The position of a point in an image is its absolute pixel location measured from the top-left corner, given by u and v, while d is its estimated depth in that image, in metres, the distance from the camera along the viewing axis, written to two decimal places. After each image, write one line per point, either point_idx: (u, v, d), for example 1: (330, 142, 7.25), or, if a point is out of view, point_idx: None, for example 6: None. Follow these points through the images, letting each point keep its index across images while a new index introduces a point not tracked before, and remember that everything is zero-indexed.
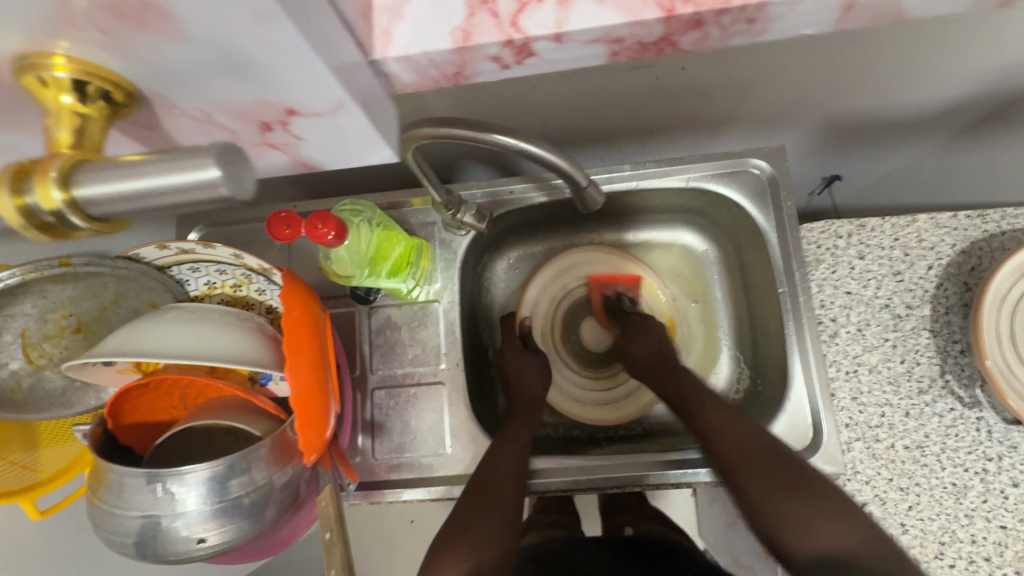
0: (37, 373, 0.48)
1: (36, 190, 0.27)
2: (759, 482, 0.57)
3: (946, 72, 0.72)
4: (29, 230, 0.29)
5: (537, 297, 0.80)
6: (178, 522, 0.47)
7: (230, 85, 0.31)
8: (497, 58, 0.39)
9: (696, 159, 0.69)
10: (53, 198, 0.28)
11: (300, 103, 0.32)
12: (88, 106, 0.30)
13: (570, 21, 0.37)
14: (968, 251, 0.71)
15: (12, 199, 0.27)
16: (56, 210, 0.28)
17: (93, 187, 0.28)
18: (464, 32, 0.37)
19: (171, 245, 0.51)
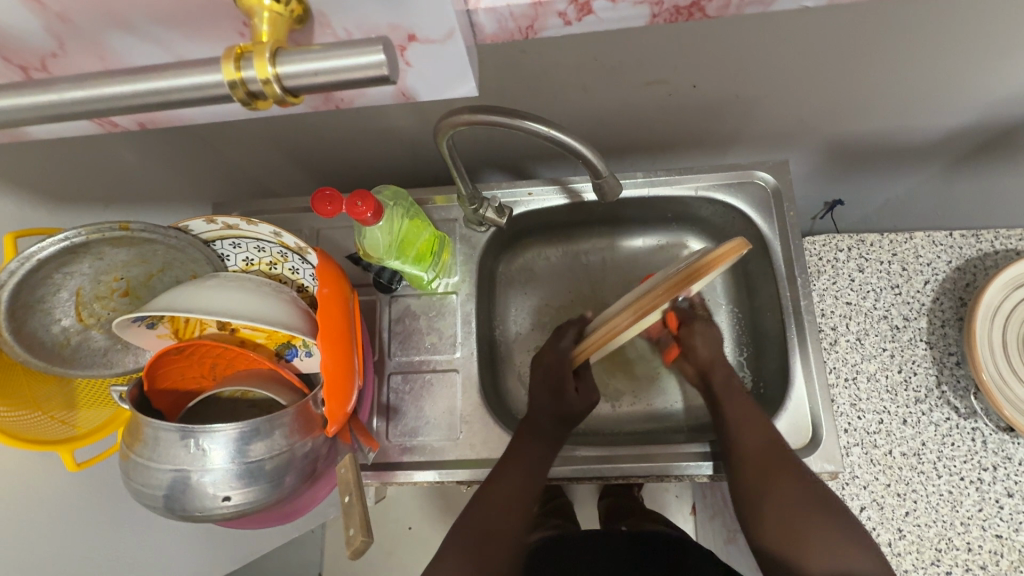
0: (84, 331, 0.51)
1: (254, 63, 0.28)
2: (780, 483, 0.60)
3: (940, 100, 0.77)
4: (239, 100, 0.29)
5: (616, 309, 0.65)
6: (206, 478, 0.50)
7: (370, 4, 0.32)
8: (562, 14, 0.39)
9: (704, 169, 0.74)
10: (268, 70, 0.28)
11: (418, 27, 0.33)
12: (282, 6, 0.31)
13: None
14: (963, 268, 0.75)
15: (235, 70, 0.28)
16: (267, 82, 0.29)
17: (301, 62, 0.28)
18: None
19: (218, 220, 0.56)
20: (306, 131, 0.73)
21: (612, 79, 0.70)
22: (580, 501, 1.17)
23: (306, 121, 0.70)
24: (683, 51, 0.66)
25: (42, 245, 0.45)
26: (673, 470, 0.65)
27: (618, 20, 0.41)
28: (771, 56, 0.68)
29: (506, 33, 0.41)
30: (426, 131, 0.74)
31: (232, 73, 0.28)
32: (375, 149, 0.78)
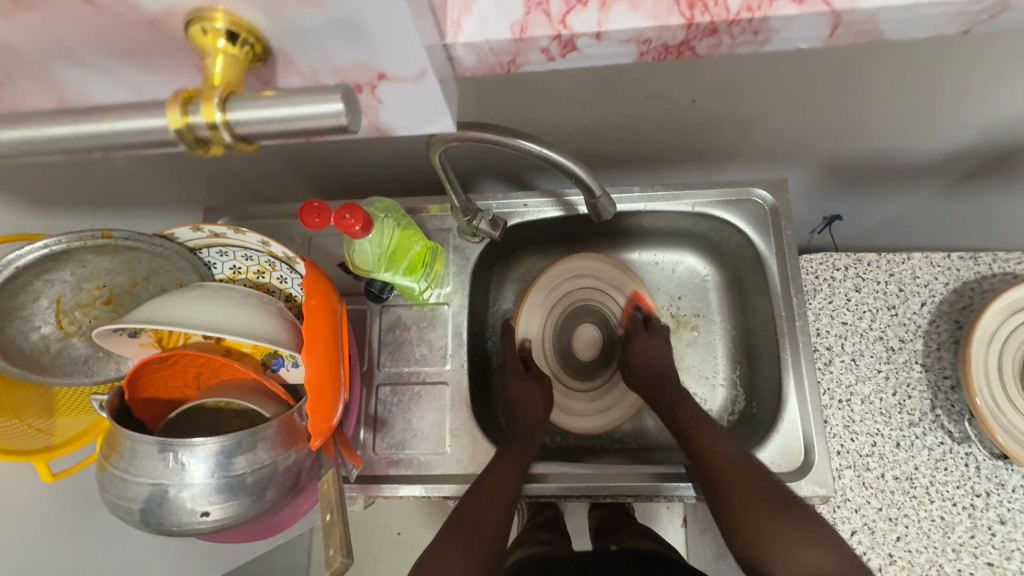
0: (64, 339, 0.50)
1: (202, 107, 0.27)
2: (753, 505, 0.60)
3: (941, 122, 0.77)
4: (185, 145, 0.29)
5: (529, 321, 0.79)
6: (184, 493, 0.49)
7: (338, 46, 0.32)
8: (546, 51, 0.39)
9: (702, 185, 0.73)
10: (215, 115, 0.27)
11: (391, 67, 0.33)
12: (238, 49, 0.31)
13: (610, 21, 0.37)
14: (960, 290, 0.74)
15: (181, 116, 0.27)
16: (214, 125, 0.28)
17: (249, 108, 0.28)
18: (521, 26, 0.38)
19: (205, 228, 0.54)
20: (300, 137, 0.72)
21: (610, 93, 0.69)
22: (569, 512, 1.16)
23: None
24: (684, 66, 0.65)
25: (20, 253, 0.44)
26: (661, 490, 0.64)
27: (608, 56, 0.41)
28: (770, 74, 0.67)
29: (487, 68, 0.40)
30: (422, 140, 0.73)
31: (180, 120, 0.28)
32: (371, 155, 0.77)
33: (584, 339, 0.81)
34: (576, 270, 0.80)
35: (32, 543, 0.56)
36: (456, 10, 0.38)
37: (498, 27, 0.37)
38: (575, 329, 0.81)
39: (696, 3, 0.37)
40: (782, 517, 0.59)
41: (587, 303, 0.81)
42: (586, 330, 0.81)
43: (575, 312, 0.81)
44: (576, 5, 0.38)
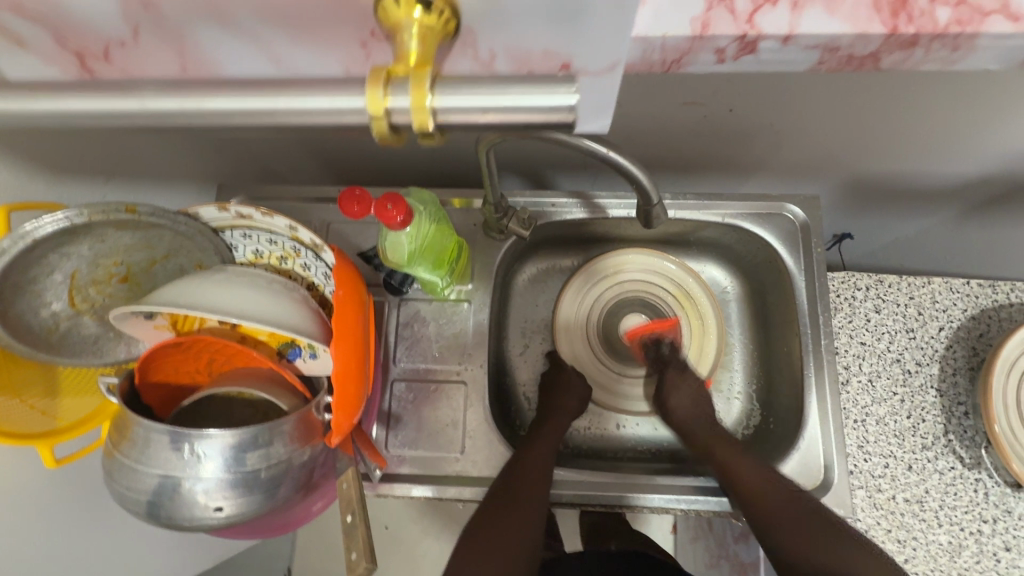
0: (75, 318, 0.47)
1: (409, 93, 0.26)
2: (803, 540, 0.58)
3: (971, 151, 0.77)
4: (376, 132, 0.27)
5: (567, 327, 0.79)
6: (198, 486, 0.46)
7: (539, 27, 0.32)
8: (721, 51, 0.39)
9: (735, 197, 0.72)
10: (424, 109, 0.26)
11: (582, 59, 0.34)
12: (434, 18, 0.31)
13: (802, 24, 0.37)
14: (978, 317, 0.74)
15: (382, 97, 0.26)
16: (421, 123, 0.27)
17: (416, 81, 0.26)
18: (702, 22, 0.37)
19: (231, 208, 0.52)
20: None
21: (651, 96, 0.68)
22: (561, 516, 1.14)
23: None
24: (727, 75, 0.64)
25: (38, 224, 0.42)
26: (652, 501, 0.63)
27: (781, 61, 0.40)
28: (813, 90, 0.66)
29: (646, 64, 0.40)
30: (451, 132, 0.71)
31: (378, 104, 0.26)
32: (395, 144, 0.75)
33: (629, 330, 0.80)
34: (611, 270, 0.79)
35: (18, 531, 0.52)
36: None
37: (676, 23, 0.36)
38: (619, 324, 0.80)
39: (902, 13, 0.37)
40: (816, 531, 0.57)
41: (619, 298, 0.80)
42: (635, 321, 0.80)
43: (612, 312, 0.80)
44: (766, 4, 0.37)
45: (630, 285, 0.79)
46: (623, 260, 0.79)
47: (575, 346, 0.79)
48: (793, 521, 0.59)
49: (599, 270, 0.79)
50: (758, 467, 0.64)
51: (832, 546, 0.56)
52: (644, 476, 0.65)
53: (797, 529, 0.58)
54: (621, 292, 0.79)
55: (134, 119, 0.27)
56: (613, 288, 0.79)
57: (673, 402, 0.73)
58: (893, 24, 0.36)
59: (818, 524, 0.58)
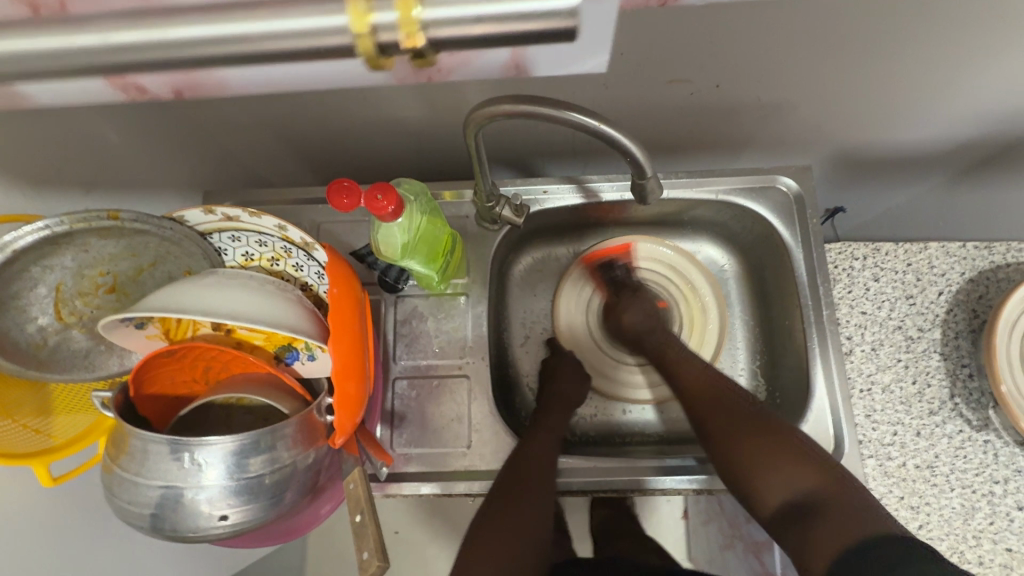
0: (64, 331, 0.46)
1: (395, 4, 0.23)
2: (744, 451, 0.60)
3: (959, 112, 0.77)
4: (363, 53, 0.24)
5: (568, 309, 0.79)
6: (200, 496, 0.45)
7: None
8: None
9: (726, 172, 0.72)
10: (411, 24, 0.23)
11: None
12: None
13: None
14: (976, 280, 0.74)
15: (364, 11, 0.23)
16: (414, 46, 0.24)
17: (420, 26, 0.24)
18: None
19: (217, 211, 0.51)
20: (308, 118, 0.68)
21: (635, 74, 0.67)
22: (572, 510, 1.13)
23: (309, 106, 0.65)
24: (712, 49, 0.63)
25: (18, 235, 0.41)
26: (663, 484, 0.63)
27: None
28: (798, 60, 0.66)
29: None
30: (437, 124, 0.70)
31: (360, 20, 0.23)
32: (381, 140, 0.74)
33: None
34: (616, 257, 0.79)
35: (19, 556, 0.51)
36: None
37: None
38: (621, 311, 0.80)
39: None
40: (745, 428, 0.62)
41: (621, 285, 0.79)
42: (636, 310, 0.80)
43: (613, 299, 0.79)
44: None
45: (633, 273, 0.79)
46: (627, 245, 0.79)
47: (576, 330, 0.79)
48: (735, 427, 0.62)
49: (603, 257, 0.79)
50: (697, 369, 0.69)
51: (768, 452, 0.59)
52: (651, 458, 0.64)
53: (732, 435, 0.62)
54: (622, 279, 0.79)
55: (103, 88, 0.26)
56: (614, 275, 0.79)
57: (627, 316, 0.74)
58: None
59: (758, 427, 0.61)
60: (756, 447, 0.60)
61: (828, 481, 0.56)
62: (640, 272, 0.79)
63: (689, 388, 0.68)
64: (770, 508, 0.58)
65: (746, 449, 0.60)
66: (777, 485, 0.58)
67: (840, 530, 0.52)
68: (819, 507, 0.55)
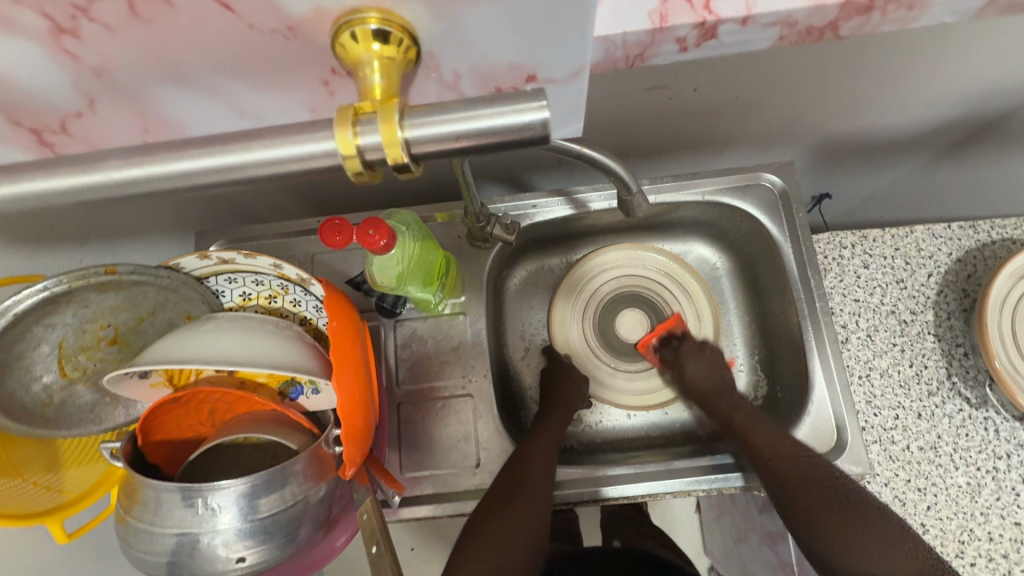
0: (69, 387, 0.46)
1: (379, 128, 0.26)
2: (831, 524, 0.64)
3: (934, 96, 0.78)
4: (352, 170, 0.27)
5: (564, 319, 0.79)
6: (216, 540, 0.45)
7: (497, 50, 0.33)
8: (681, 40, 0.39)
9: (710, 174, 0.73)
10: (396, 140, 0.26)
11: (545, 70, 0.36)
12: (393, 49, 0.31)
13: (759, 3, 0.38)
14: (964, 259, 0.75)
15: (352, 138, 0.26)
16: (397, 154, 0.27)
17: (431, 125, 0.26)
18: (660, 14, 0.38)
19: (212, 255, 0.52)
20: None
21: (616, 86, 0.68)
22: None
23: None
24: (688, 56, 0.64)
25: (18, 298, 0.41)
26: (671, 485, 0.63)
27: (743, 42, 0.41)
28: (773, 61, 0.67)
29: (611, 61, 0.41)
30: None
31: (349, 144, 0.26)
32: None
33: (626, 326, 0.80)
34: (608, 263, 0.79)
35: None
36: None
37: (635, 17, 0.38)
38: (617, 317, 0.80)
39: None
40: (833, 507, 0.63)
41: (617, 293, 0.80)
42: (631, 315, 0.80)
43: (608, 306, 0.80)
44: None
45: (626, 279, 0.80)
46: (617, 251, 0.79)
47: (574, 339, 0.79)
48: (819, 503, 0.64)
49: (596, 264, 0.79)
50: (777, 435, 0.68)
51: (851, 539, 0.62)
52: (659, 463, 0.65)
53: (814, 513, 0.64)
54: (619, 287, 0.80)
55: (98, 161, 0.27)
56: (611, 284, 0.80)
57: (691, 373, 0.77)
58: None
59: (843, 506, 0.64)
60: (834, 516, 0.63)
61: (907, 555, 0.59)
62: (633, 278, 0.80)
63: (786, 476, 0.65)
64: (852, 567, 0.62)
65: (830, 522, 0.64)
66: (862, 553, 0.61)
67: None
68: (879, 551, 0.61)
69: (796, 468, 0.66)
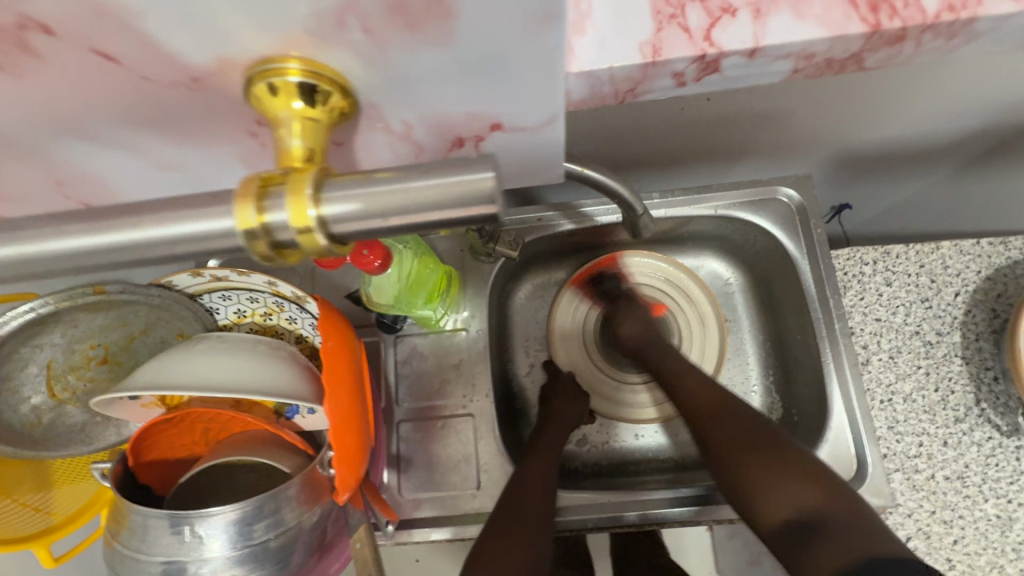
0: (58, 408, 0.46)
1: (287, 206, 0.25)
2: (754, 473, 0.55)
3: (960, 106, 0.75)
4: (258, 251, 0.26)
5: (564, 332, 0.77)
6: (205, 568, 0.44)
7: (466, 96, 0.33)
8: (678, 75, 0.37)
9: (723, 187, 0.70)
10: (307, 216, 0.25)
11: (511, 118, 0.35)
12: (315, 110, 0.31)
13: (767, 35, 0.35)
14: (994, 277, 0.72)
15: (255, 216, 0.25)
16: (304, 229, 0.25)
17: (349, 201, 0.25)
18: (654, 46, 0.36)
19: (205, 272, 0.49)
20: None
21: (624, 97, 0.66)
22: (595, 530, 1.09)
23: None
24: None
25: (3, 320, 0.41)
26: (682, 513, 0.61)
27: (753, 75, 0.39)
28: None
29: (601, 97, 0.39)
30: None
31: (251, 222, 0.25)
32: None
33: (629, 337, 0.78)
34: (609, 272, 0.77)
35: None
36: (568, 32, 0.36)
37: (627, 51, 0.36)
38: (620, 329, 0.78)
39: (877, 6, 0.35)
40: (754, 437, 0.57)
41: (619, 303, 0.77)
42: None
43: (611, 318, 0.78)
44: (722, 19, 0.36)
45: (629, 289, 0.77)
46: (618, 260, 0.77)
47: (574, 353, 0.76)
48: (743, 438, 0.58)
49: (597, 273, 0.77)
50: (706, 382, 0.65)
51: (760, 469, 0.55)
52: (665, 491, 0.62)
53: (739, 452, 0.57)
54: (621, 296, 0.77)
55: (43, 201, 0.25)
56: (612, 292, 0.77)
57: (625, 328, 0.73)
58: (872, 22, 0.35)
59: (765, 444, 0.57)
60: (749, 458, 0.56)
61: (826, 492, 0.51)
62: (636, 287, 0.77)
63: (724, 437, 0.59)
64: (777, 519, 0.52)
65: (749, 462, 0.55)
66: (774, 505, 0.53)
67: (845, 549, 0.47)
68: (824, 524, 0.49)
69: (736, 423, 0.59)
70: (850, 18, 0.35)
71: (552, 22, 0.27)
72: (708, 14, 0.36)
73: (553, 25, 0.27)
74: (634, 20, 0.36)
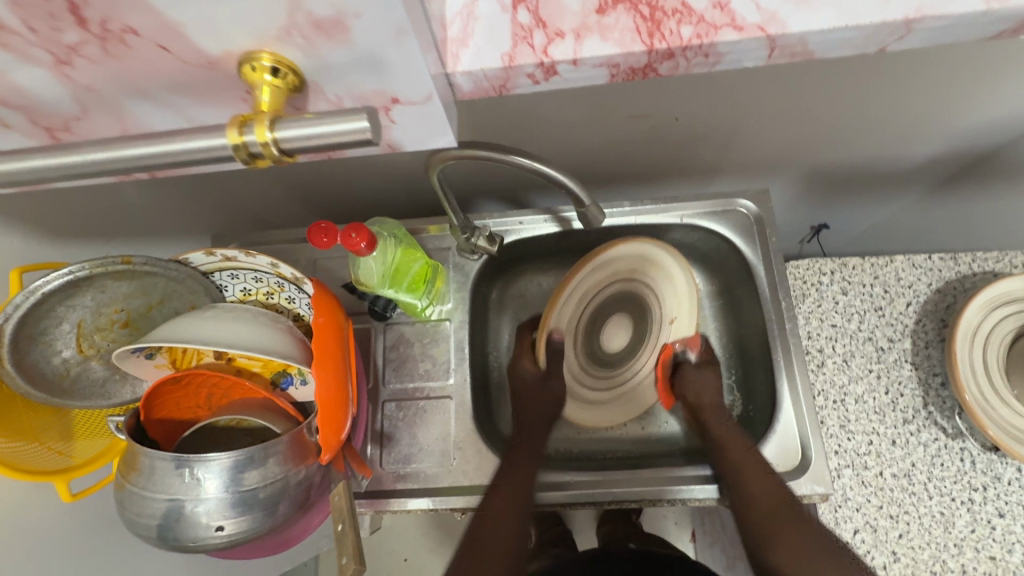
0: (83, 363, 0.53)
1: (255, 131, 0.32)
2: (795, 544, 0.61)
3: (913, 133, 0.81)
4: (240, 158, 0.34)
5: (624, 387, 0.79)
6: (200, 508, 0.50)
7: (361, 78, 0.38)
8: (531, 76, 0.45)
9: (688, 199, 0.77)
10: (266, 135, 0.33)
11: (401, 92, 0.39)
12: (282, 82, 0.37)
13: (584, 49, 0.43)
14: (944, 290, 0.76)
15: (238, 136, 0.32)
16: (265, 144, 0.33)
17: (294, 128, 0.32)
18: (510, 56, 0.44)
19: (217, 252, 0.58)
20: (304, 166, 0.76)
21: (599, 114, 0.73)
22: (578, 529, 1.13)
23: (303, 158, 0.73)
24: (663, 89, 0.69)
25: (47, 280, 0.47)
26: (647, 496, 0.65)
27: (583, 79, 0.46)
28: (745, 97, 0.71)
29: (483, 90, 0.47)
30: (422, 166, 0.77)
31: (236, 138, 0.33)
32: (372, 182, 0.81)
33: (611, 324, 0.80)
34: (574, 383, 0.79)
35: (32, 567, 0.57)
36: (456, 46, 0.44)
37: (490, 58, 0.44)
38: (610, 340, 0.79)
39: (655, 33, 0.43)
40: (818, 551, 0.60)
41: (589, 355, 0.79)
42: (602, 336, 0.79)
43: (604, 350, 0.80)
44: (556, 38, 0.44)
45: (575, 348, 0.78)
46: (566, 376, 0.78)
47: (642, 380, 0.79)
48: (800, 531, 0.62)
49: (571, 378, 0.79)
50: (765, 470, 0.65)
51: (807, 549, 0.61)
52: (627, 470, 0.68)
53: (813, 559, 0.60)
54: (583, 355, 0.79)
55: (106, 169, 0.32)
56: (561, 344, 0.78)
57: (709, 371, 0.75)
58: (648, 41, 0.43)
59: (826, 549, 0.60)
60: (801, 540, 0.61)
61: None
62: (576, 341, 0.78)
63: (757, 499, 0.63)
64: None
65: (796, 542, 0.62)
66: None
67: None
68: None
69: (777, 496, 0.63)
70: (636, 38, 0.43)
71: (407, 35, 0.34)
72: (547, 35, 0.44)
73: (408, 38, 0.34)
74: (497, 33, 0.44)
